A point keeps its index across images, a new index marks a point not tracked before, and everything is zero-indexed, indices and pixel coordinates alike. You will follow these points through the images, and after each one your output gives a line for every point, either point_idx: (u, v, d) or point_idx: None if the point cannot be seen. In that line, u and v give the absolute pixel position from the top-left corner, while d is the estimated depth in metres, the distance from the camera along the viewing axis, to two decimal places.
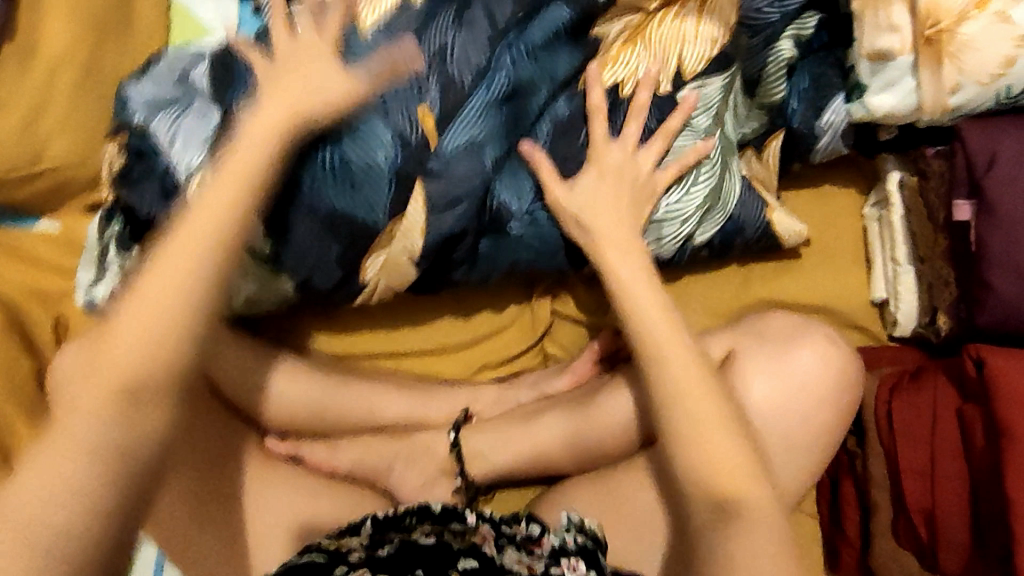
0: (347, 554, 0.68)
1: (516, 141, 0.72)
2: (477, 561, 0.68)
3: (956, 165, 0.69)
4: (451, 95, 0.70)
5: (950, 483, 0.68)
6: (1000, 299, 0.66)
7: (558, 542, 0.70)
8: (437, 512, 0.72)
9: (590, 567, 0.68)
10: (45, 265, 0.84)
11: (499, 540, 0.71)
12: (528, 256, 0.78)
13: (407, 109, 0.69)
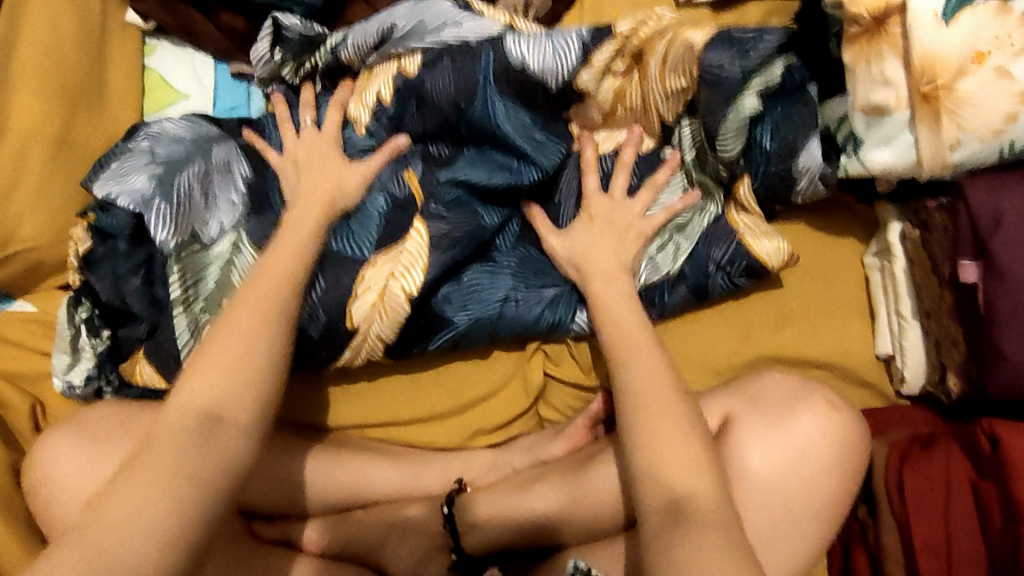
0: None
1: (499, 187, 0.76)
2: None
3: (959, 222, 0.66)
4: (437, 168, 0.77)
5: (968, 564, 0.63)
6: (1013, 364, 0.63)
7: None
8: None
9: None
10: (20, 347, 0.82)
11: None
12: (524, 308, 0.78)
13: (397, 173, 0.76)
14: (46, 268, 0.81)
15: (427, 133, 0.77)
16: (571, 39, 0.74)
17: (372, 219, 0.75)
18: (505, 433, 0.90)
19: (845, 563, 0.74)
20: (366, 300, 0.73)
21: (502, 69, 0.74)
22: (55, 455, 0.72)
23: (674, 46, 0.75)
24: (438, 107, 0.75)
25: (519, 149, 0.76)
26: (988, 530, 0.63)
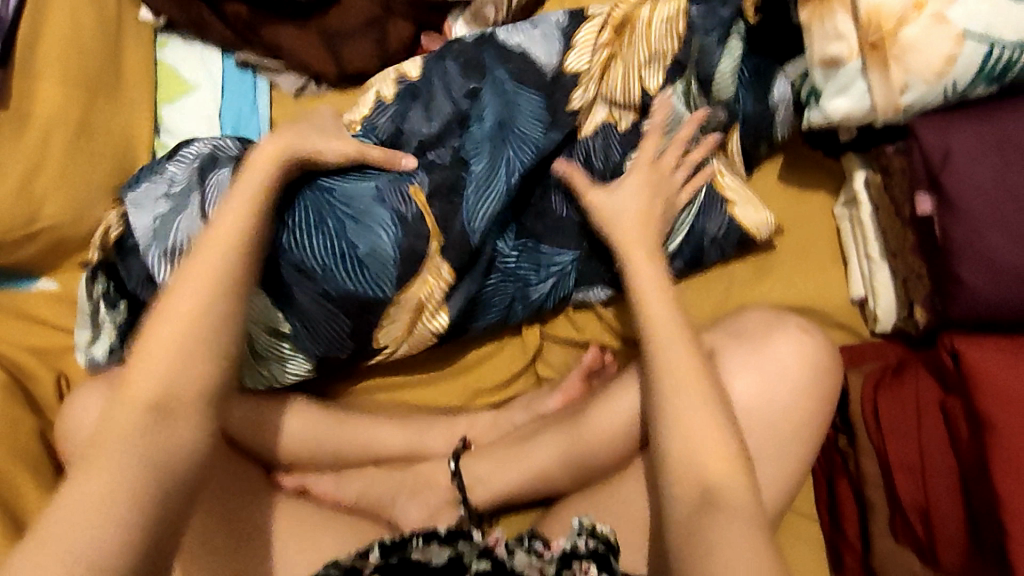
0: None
1: (499, 171, 0.80)
2: (491, 562, 0.69)
3: (914, 162, 0.71)
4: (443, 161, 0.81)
5: (941, 477, 0.67)
6: (973, 291, 0.66)
7: (570, 545, 0.69)
8: (443, 534, 0.73)
9: (602, 571, 0.67)
10: (42, 322, 0.87)
11: (510, 543, 0.71)
12: (547, 280, 0.85)
13: (403, 193, 0.80)
14: (68, 247, 0.87)
15: (427, 138, 0.82)
16: (552, 30, 0.84)
17: (382, 238, 0.79)
18: (506, 392, 0.94)
19: (830, 493, 0.78)
20: (400, 320, 0.83)
21: (504, 56, 0.83)
22: (81, 411, 0.77)
23: (659, 8, 0.82)
24: (443, 99, 0.83)
25: (524, 134, 0.81)
26: (958, 444, 0.66)
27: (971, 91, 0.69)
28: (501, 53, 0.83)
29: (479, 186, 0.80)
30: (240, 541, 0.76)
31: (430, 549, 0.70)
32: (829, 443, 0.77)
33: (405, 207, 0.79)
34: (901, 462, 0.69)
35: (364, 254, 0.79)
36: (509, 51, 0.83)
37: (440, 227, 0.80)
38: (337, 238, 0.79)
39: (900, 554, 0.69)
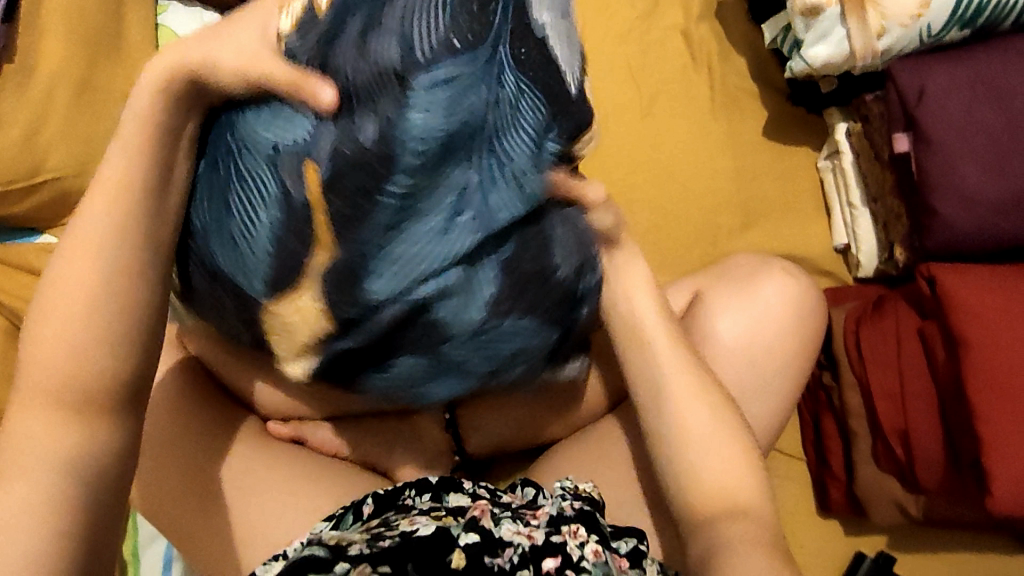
0: (347, 549, 0.56)
1: (438, 189, 0.46)
2: (478, 534, 0.58)
3: (891, 103, 0.74)
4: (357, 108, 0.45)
5: (920, 400, 0.70)
6: (946, 223, 0.70)
7: (556, 509, 0.66)
8: (434, 485, 0.70)
9: (591, 532, 0.63)
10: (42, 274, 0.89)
11: (497, 512, 0.63)
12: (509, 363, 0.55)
13: (283, 159, 0.46)
14: (72, 199, 0.88)
15: (361, 79, 0.44)
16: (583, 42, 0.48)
17: (259, 219, 0.47)
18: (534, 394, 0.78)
19: (816, 430, 0.80)
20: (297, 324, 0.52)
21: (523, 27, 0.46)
22: None
23: None
24: (396, 24, 0.44)
25: (505, 157, 0.47)
26: (935, 368, 0.70)
27: (945, 35, 0.72)
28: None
29: (404, 175, 0.45)
30: None
31: (417, 498, 0.69)
32: (815, 380, 0.79)
33: (277, 184, 0.46)
34: (882, 387, 0.72)
35: (230, 237, 0.48)
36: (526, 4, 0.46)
37: (321, 217, 0.46)
38: (222, 194, 0.48)
39: (882, 481, 0.74)
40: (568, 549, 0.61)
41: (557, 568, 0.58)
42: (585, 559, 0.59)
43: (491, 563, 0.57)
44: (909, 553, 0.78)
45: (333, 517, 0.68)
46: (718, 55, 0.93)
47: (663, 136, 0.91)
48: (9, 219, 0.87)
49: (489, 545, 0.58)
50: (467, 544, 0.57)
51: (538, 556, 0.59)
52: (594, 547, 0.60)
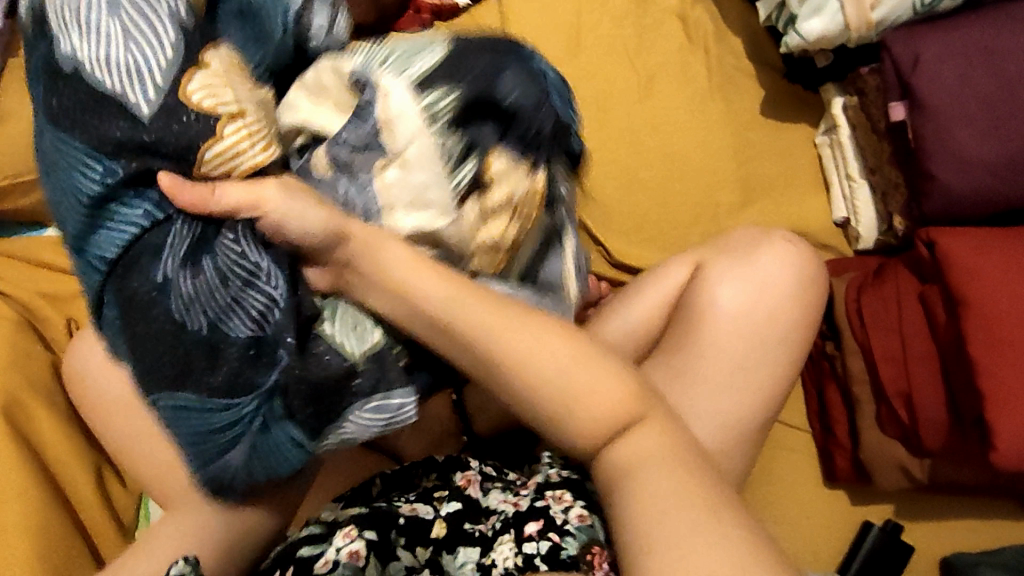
0: (341, 520, 0.60)
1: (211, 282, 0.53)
2: (463, 503, 0.62)
3: (886, 73, 0.75)
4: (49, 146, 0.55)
5: (921, 363, 0.71)
6: (943, 187, 0.72)
7: (542, 478, 0.63)
8: (441, 463, 0.68)
9: (576, 497, 0.61)
10: (49, 267, 0.89)
11: (483, 482, 0.65)
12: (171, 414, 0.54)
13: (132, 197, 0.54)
14: None
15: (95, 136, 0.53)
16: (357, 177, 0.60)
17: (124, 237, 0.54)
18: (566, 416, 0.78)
19: (820, 401, 0.81)
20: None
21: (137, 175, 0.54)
22: (90, 350, 0.80)
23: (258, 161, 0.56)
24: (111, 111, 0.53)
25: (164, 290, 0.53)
26: (936, 332, 0.71)
27: (938, 4, 0.73)
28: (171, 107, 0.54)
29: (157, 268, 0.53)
30: None
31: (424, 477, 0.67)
32: (817, 351, 0.80)
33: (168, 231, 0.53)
34: (883, 352, 0.73)
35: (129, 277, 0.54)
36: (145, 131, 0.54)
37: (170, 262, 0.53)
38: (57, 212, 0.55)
39: (888, 447, 0.74)
40: (551, 514, 0.59)
41: (538, 532, 0.58)
42: (569, 523, 0.58)
43: (472, 530, 0.60)
44: (916, 520, 0.78)
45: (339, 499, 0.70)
46: (714, 35, 0.94)
47: (659, 117, 0.92)
48: (15, 213, 0.88)
49: (473, 513, 0.62)
50: (448, 513, 0.61)
51: (520, 522, 0.59)
52: (579, 511, 0.59)
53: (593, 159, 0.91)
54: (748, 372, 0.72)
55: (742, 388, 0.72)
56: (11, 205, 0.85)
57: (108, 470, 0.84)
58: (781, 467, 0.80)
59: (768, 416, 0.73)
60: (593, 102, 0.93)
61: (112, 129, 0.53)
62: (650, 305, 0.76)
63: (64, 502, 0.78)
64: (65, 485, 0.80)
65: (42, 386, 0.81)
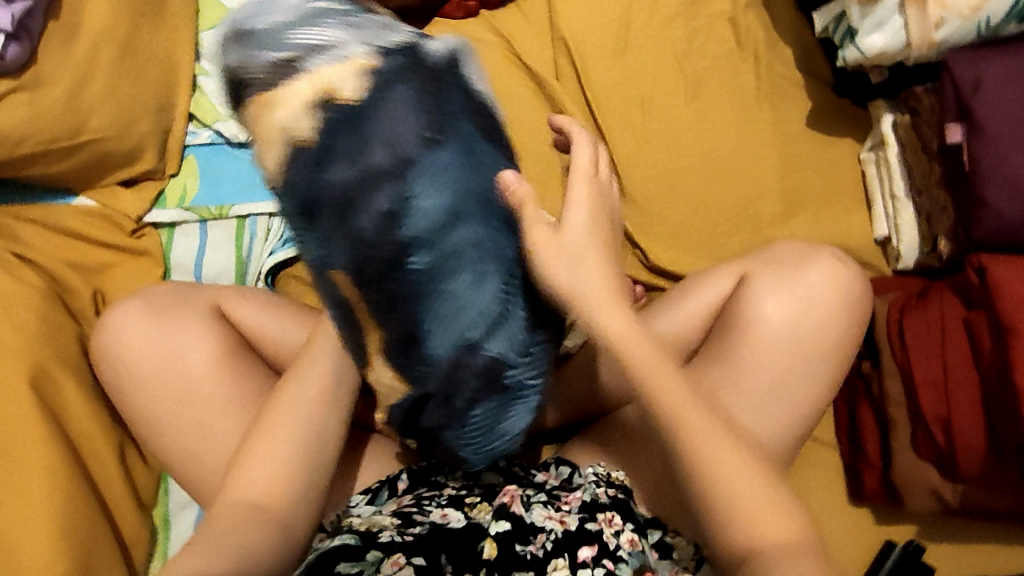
0: (377, 535, 0.63)
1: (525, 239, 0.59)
2: (512, 523, 0.63)
3: (944, 94, 0.75)
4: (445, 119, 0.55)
5: (962, 389, 0.71)
6: (996, 214, 0.71)
7: (589, 497, 0.66)
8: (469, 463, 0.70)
9: (626, 520, 0.64)
10: (77, 237, 0.88)
11: (527, 498, 0.66)
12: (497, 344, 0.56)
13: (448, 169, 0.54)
14: (111, 162, 0.87)
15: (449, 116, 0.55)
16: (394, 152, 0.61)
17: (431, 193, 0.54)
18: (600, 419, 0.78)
19: (851, 419, 0.81)
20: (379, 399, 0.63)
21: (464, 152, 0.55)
22: (120, 326, 0.79)
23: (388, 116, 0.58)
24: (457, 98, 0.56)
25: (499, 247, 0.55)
26: (979, 358, 0.71)
27: (1004, 28, 0.72)
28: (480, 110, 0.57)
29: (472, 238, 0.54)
30: None
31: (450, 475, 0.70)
32: (853, 369, 0.80)
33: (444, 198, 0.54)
34: (923, 376, 0.73)
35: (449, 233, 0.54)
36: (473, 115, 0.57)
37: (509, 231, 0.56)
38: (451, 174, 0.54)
39: (920, 469, 0.74)
40: (604, 538, 0.63)
41: (592, 558, 0.61)
42: (621, 548, 0.63)
43: (524, 552, 0.62)
44: (940, 543, 0.78)
45: (369, 492, 0.71)
46: (764, 42, 0.93)
47: (705, 122, 0.91)
48: (46, 179, 0.86)
49: (521, 533, 0.63)
50: (498, 534, 0.63)
51: (571, 544, 0.62)
52: (630, 535, 0.63)
53: (634, 160, 0.90)
54: (786, 387, 0.72)
55: (778, 403, 0.72)
56: (43, 170, 0.83)
57: (130, 447, 0.83)
58: (805, 481, 0.81)
59: (802, 431, 0.73)
60: (638, 103, 0.92)
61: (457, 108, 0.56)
62: (692, 316, 0.75)
63: (87, 474, 0.77)
64: (87, 459, 0.79)
65: (68, 357, 0.79)
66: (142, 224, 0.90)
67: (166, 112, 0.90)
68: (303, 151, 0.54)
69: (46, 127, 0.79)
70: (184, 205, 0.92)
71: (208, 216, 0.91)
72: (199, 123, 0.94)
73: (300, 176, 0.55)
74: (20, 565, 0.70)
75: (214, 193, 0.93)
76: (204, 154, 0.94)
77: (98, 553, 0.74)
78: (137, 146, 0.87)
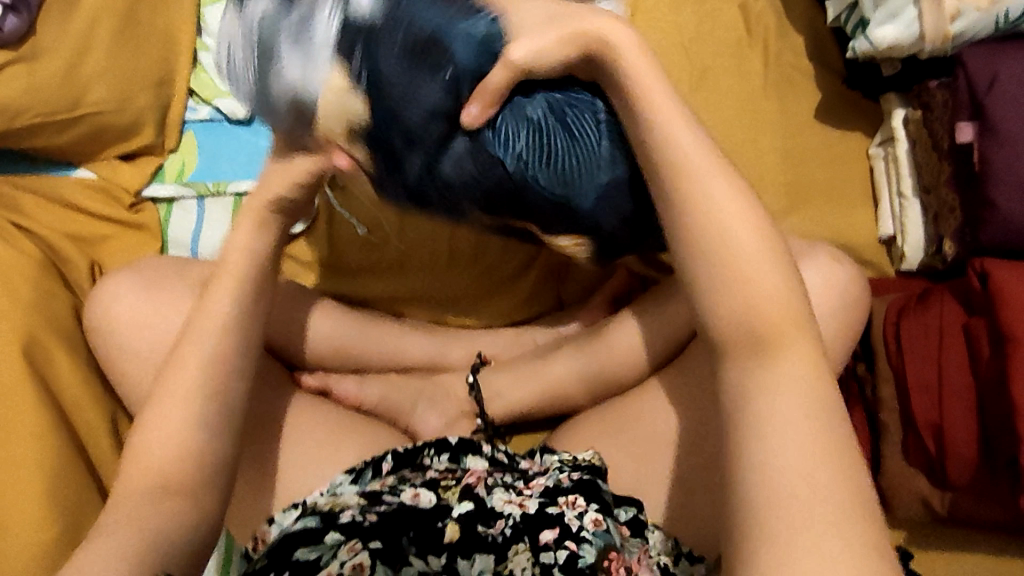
0: (339, 516, 0.63)
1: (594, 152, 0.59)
2: (474, 503, 0.64)
3: (957, 89, 0.72)
4: (415, 77, 0.54)
5: (958, 398, 0.69)
6: (1004, 216, 0.69)
7: (552, 482, 0.65)
8: (453, 446, 0.72)
9: (590, 501, 0.63)
10: (76, 210, 0.89)
11: (490, 481, 0.66)
12: (582, 181, 0.59)
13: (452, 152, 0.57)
14: (109, 136, 0.87)
15: (396, 96, 0.54)
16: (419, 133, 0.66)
17: (460, 170, 0.58)
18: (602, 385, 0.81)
19: None
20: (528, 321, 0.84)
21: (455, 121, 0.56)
22: (112, 298, 0.80)
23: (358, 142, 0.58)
24: (412, 91, 0.54)
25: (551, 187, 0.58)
26: (977, 364, 0.69)
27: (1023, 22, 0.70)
28: (412, 36, 0.54)
29: (537, 178, 0.58)
30: (261, 428, 0.76)
31: (435, 458, 0.71)
32: (848, 371, 0.79)
33: (464, 158, 0.57)
34: (921, 380, 0.70)
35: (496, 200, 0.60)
36: (430, 34, 0.54)
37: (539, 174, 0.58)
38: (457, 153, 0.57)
39: (910, 476, 0.73)
40: (566, 521, 0.62)
41: (555, 540, 0.61)
42: (585, 529, 0.61)
43: (485, 534, 0.62)
44: (931, 551, 0.76)
45: (353, 472, 0.72)
46: (775, 29, 0.90)
47: (711, 109, 0.88)
48: (45, 151, 0.87)
49: (483, 516, 0.63)
50: (460, 515, 0.63)
51: (530, 528, 0.62)
52: (594, 516, 0.62)
53: None
54: None
55: None
56: (42, 142, 0.84)
57: (122, 419, 0.84)
58: None
59: None
60: None
61: (425, 92, 0.54)
62: None
63: (78, 443, 0.79)
64: (80, 430, 0.80)
65: (62, 328, 0.80)
66: (139, 198, 0.91)
67: (165, 87, 0.90)
68: (394, 138, 0.56)
69: (43, 101, 0.80)
70: (183, 180, 0.92)
71: (205, 193, 0.91)
72: (199, 99, 0.93)
73: (416, 181, 0.59)
74: (9, 530, 0.71)
75: (212, 169, 0.93)
76: (204, 130, 0.93)
77: (89, 521, 0.76)
78: (136, 121, 0.87)
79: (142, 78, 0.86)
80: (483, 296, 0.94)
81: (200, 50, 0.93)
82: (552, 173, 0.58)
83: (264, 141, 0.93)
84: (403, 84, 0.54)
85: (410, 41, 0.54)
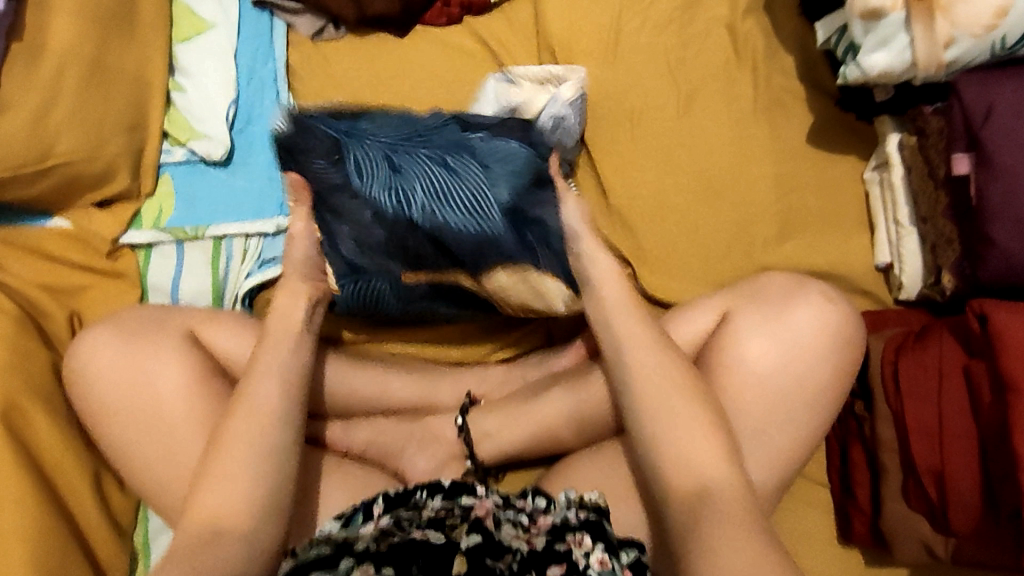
0: (352, 544, 0.63)
1: (471, 197, 0.76)
2: (483, 536, 0.63)
3: (953, 118, 0.70)
4: (328, 175, 0.76)
5: (958, 442, 0.67)
6: (1004, 253, 0.67)
7: (559, 520, 0.65)
8: (447, 487, 0.68)
9: (596, 540, 0.62)
10: (53, 260, 0.87)
11: (497, 513, 0.66)
12: (481, 209, 0.75)
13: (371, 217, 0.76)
14: (82, 184, 0.85)
15: (322, 192, 0.76)
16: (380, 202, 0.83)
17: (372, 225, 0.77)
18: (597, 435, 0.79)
19: (843, 459, 0.77)
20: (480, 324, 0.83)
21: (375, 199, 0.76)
22: (91, 351, 0.78)
23: None
24: (330, 182, 0.76)
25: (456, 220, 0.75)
26: (977, 408, 0.66)
27: (1021, 48, 0.67)
28: (315, 142, 0.77)
29: (446, 219, 0.75)
30: None
31: (429, 501, 0.67)
32: (845, 409, 0.76)
33: (376, 222, 0.76)
34: (919, 423, 0.68)
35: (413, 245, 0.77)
36: (328, 139, 0.77)
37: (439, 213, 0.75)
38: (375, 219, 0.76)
39: (911, 519, 0.71)
40: (572, 558, 0.62)
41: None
42: (591, 568, 0.61)
43: (493, 565, 0.61)
44: None
45: (343, 516, 0.67)
46: (764, 51, 0.87)
47: (698, 136, 0.86)
48: (19, 203, 0.85)
49: (491, 547, 0.63)
50: (468, 547, 0.62)
51: (537, 563, 0.62)
52: (599, 556, 0.62)
53: (620, 178, 0.85)
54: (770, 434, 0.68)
55: (760, 452, 0.68)
56: (16, 193, 0.82)
57: (106, 472, 0.83)
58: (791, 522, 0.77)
59: (787, 479, 0.70)
60: (626, 116, 0.87)
61: (340, 182, 0.76)
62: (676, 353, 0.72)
63: (61, 504, 0.77)
64: (62, 488, 0.79)
65: (38, 387, 0.79)
66: (117, 245, 0.89)
67: (138, 131, 0.88)
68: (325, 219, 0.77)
69: (9, 155, 0.77)
70: (160, 225, 0.90)
71: (183, 237, 0.90)
72: (174, 141, 0.92)
73: (351, 250, 0.77)
74: None
75: (189, 213, 0.91)
76: (179, 173, 0.92)
77: None
78: (108, 169, 0.85)
79: (113, 124, 0.84)
80: (482, 336, 0.92)
81: (173, 90, 0.92)
82: (452, 210, 0.75)
83: (241, 183, 0.91)
84: (327, 185, 0.76)
85: (315, 146, 0.76)
